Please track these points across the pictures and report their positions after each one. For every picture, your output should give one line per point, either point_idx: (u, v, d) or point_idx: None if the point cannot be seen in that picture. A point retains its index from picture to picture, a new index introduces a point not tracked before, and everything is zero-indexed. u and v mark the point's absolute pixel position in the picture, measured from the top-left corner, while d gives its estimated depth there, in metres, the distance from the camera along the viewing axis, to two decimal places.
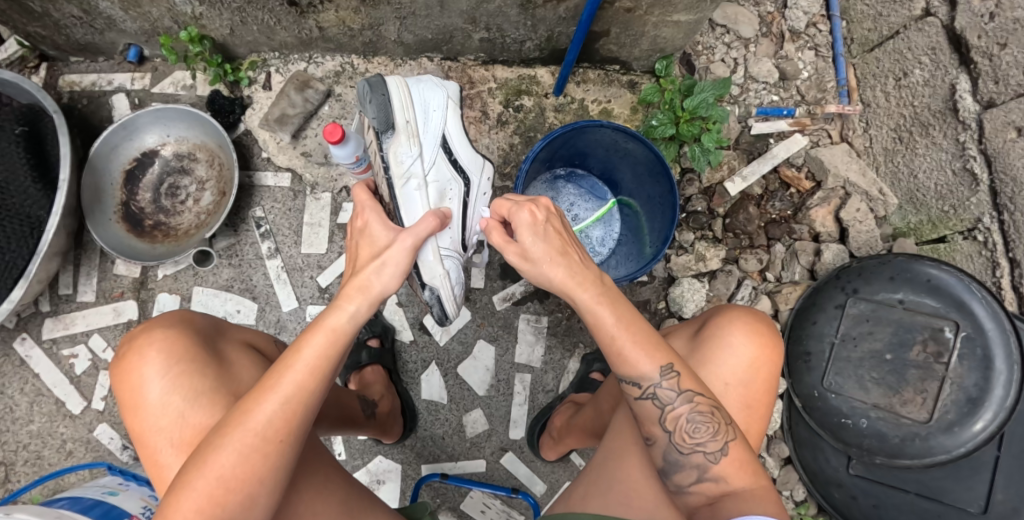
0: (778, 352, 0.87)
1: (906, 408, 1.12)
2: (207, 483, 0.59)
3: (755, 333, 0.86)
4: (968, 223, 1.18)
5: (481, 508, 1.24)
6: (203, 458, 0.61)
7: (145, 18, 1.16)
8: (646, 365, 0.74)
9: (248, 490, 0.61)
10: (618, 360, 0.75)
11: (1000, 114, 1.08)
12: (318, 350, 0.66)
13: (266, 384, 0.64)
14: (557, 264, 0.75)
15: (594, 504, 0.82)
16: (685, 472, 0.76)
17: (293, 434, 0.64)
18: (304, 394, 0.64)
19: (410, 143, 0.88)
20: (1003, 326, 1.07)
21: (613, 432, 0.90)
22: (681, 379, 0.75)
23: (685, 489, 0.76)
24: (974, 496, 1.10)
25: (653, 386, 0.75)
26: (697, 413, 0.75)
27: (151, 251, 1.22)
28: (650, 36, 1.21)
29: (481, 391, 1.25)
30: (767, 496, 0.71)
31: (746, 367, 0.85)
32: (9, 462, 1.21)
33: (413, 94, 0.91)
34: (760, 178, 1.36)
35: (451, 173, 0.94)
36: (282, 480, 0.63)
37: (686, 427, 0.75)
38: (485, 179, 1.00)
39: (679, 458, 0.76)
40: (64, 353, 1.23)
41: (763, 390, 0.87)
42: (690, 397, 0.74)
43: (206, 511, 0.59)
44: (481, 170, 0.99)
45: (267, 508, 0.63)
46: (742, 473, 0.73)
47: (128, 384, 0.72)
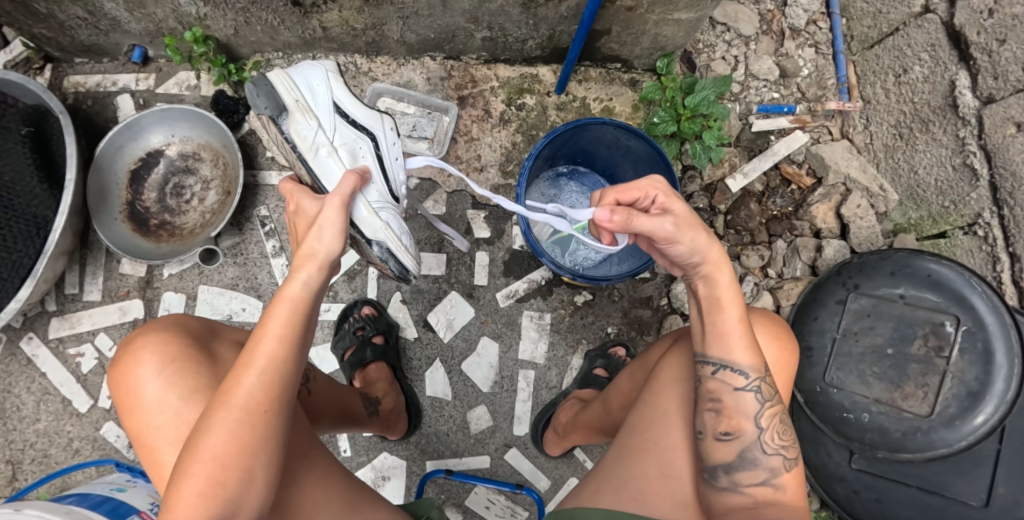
0: (795, 354, 0.87)
1: (907, 402, 1.13)
2: (203, 465, 0.62)
3: (776, 336, 0.86)
4: (968, 218, 1.19)
5: (485, 504, 1.24)
6: (195, 445, 0.64)
7: (149, 19, 1.17)
8: (745, 356, 0.75)
9: (244, 466, 0.64)
10: (720, 341, 0.75)
11: (999, 109, 1.09)
12: (286, 322, 0.68)
13: (244, 362, 0.67)
14: None
15: (610, 499, 0.78)
16: (756, 472, 0.74)
17: (276, 406, 0.67)
18: (280, 366, 0.68)
19: (302, 117, 0.83)
20: (1004, 320, 1.08)
21: (630, 428, 0.86)
22: (772, 382, 0.77)
23: (726, 489, 0.73)
24: (975, 490, 1.11)
25: (758, 379, 0.75)
26: (786, 416, 0.77)
27: (157, 250, 1.23)
28: (651, 34, 1.21)
29: (485, 388, 1.26)
30: (803, 502, 0.72)
31: (768, 367, 0.85)
32: (16, 461, 1.22)
33: (289, 70, 0.85)
34: (761, 174, 1.37)
35: (355, 134, 0.88)
36: (275, 454, 0.67)
37: (779, 427, 0.76)
38: (396, 128, 0.93)
39: (756, 457, 0.74)
40: (70, 352, 1.24)
41: (780, 391, 0.87)
42: (779, 400, 0.77)
43: (207, 491, 0.62)
44: (391, 120, 0.92)
45: (265, 483, 0.66)
46: (785, 476, 0.74)
47: (124, 387, 0.74)
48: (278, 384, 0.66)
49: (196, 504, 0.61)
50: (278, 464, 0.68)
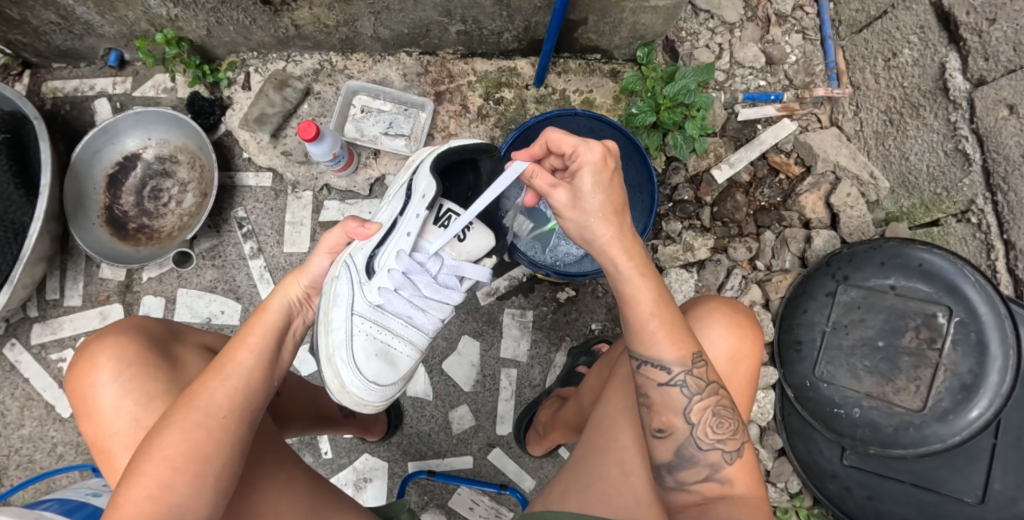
0: (758, 341, 0.85)
1: (899, 396, 1.09)
2: (155, 465, 0.61)
3: (734, 325, 0.83)
4: (962, 205, 1.15)
5: (469, 505, 1.23)
6: (149, 447, 0.63)
7: (122, 22, 1.16)
8: (672, 353, 0.74)
9: (197, 469, 0.62)
10: (643, 338, 0.75)
11: (991, 91, 1.04)
12: (261, 334, 0.74)
13: (213, 368, 0.69)
14: (606, 223, 0.75)
15: (574, 501, 0.79)
16: (694, 470, 0.74)
17: (238, 412, 0.68)
18: (248, 374, 0.70)
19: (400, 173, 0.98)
20: (998, 311, 1.03)
21: (593, 427, 0.87)
22: (709, 370, 0.75)
23: (682, 488, 0.74)
24: (971, 486, 1.07)
25: (682, 373, 0.74)
26: (720, 406, 0.75)
27: (135, 253, 1.23)
28: (629, 23, 1.19)
29: (467, 387, 1.24)
30: (762, 506, 0.72)
31: (727, 359, 0.83)
32: (1, 467, 1.22)
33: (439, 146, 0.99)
34: (748, 164, 1.33)
35: (402, 197, 0.90)
36: (233, 460, 0.65)
37: (710, 421, 0.74)
38: (422, 200, 0.86)
39: (693, 454, 0.74)
40: (52, 357, 1.24)
41: (744, 381, 0.85)
42: (715, 390, 0.75)
43: (154, 494, 0.60)
44: (422, 188, 0.86)
45: (218, 490, 0.64)
46: (746, 480, 0.74)
47: (81, 391, 0.71)
48: (240, 390, 0.68)
49: (142, 506, 0.59)
50: (236, 471, 0.66)
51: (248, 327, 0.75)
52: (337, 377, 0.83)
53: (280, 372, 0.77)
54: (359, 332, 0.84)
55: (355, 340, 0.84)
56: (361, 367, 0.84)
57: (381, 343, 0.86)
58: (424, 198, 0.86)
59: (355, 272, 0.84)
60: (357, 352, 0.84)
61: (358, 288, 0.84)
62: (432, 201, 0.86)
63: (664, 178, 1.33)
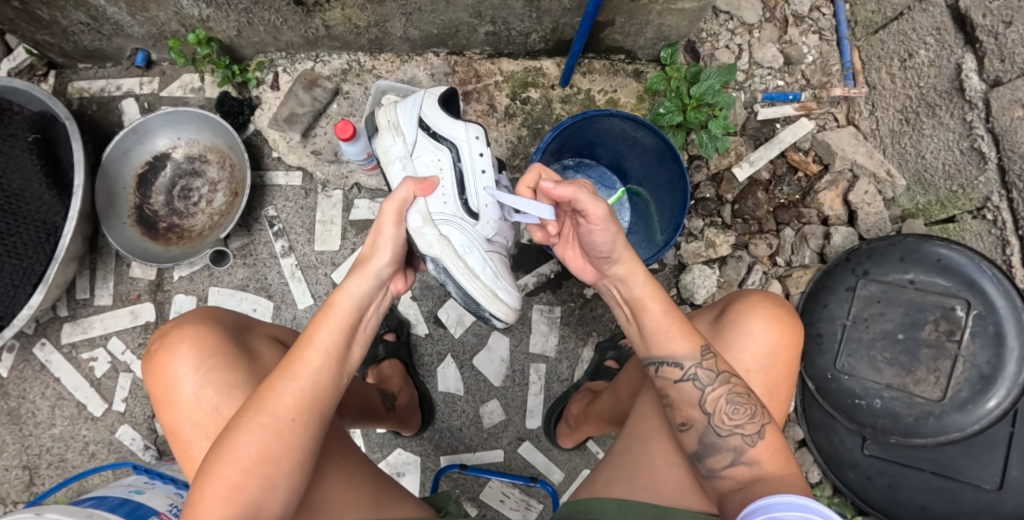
0: (799, 335, 0.87)
1: (919, 387, 1.13)
2: (228, 467, 0.63)
3: (774, 319, 0.86)
4: (977, 202, 1.19)
5: (500, 497, 1.25)
6: (224, 445, 0.65)
7: (152, 23, 1.17)
8: (684, 347, 0.78)
9: (267, 472, 0.64)
10: (661, 339, 0.79)
11: (1006, 92, 1.08)
12: (328, 333, 0.71)
13: (283, 368, 0.69)
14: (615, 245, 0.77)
15: (620, 489, 0.82)
16: (720, 455, 0.75)
17: (306, 414, 0.68)
18: (315, 375, 0.69)
19: (393, 136, 0.96)
20: (1015, 304, 1.08)
21: (636, 418, 0.90)
22: (719, 361, 0.77)
23: (716, 475, 0.75)
24: (989, 473, 1.11)
25: (693, 366, 0.77)
26: (735, 394, 0.76)
27: (166, 253, 1.23)
28: (655, 25, 1.21)
29: (497, 383, 1.26)
30: (797, 481, 0.71)
31: (768, 353, 0.85)
32: (33, 466, 1.23)
33: (399, 102, 0.99)
34: (768, 162, 1.37)
35: (435, 147, 0.95)
36: (300, 461, 0.67)
37: (726, 408, 0.76)
38: (476, 139, 0.96)
39: (715, 441, 0.76)
40: (83, 357, 1.24)
41: (784, 374, 0.87)
42: (726, 378, 0.77)
43: (230, 493, 0.63)
44: (470, 131, 0.96)
45: (287, 492, 0.66)
46: (774, 456, 0.74)
47: (160, 380, 0.73)
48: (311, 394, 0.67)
49: (218, 504, 0.62)
50: (303, 471, 0.68)
51: (316, 323, 0.72)
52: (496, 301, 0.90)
53: (350, 365, 0.75)
54: (494, 261, 0.92)
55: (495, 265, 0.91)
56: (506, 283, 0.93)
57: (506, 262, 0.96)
58: (479, 139, 0.96)
59: (462, 221, 0.91)
60: (502, 274, 0.92)
61: (470, 230, 0.92)
62: (484, 137, 0.97)
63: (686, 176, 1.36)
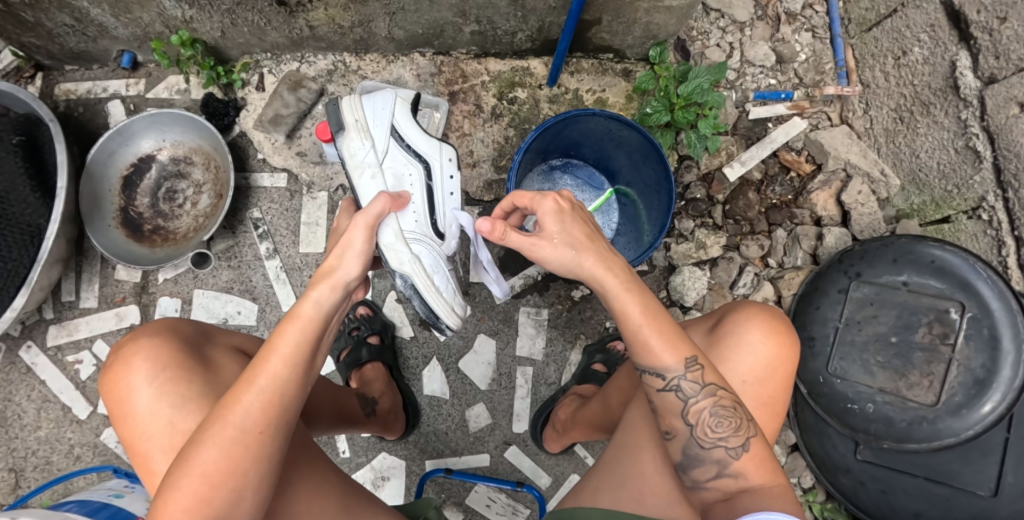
0: (795, 349, 0.86)
1: (912, 391, 1.10)
2: (192, 480, 0.62)
3: (773, 332, 0.85)
4: (972, 202, 1.16)
5: (486, 502, 1.24)
6: (187, 457, 0.63)
7: (136, 24, 1.16)
8: (669, 358, 0.73)
9: (233, 484, 0.63)
10: (643, 350, 0.74)
11: (1001, 89, 1.05)
12: (294, 342, 0.69)
13: (245, 380, 0.67)
14: (587, 253, 0.75)
15: (606, 498, 0.81)
16: (703, 467, 0.74)
17: (273, 425, 0.66)
18: (283, 385, 0.67)
19: (360, 136, 0.92)
20: (1010, 306, 1.05)
21: (625, 427, 0.88)
22: (705, 372, 0.74)
23: (702, 486, 0.75)
24: (984, 480, 1.09)
25: (678, 378, 0.73)
26: (719, 406, 0.74)
27: (151, 255, 1.23)
28: (642, 23, 1.19)
29: (484, 386, 1.25)
30: (785, 494, 0.70)
31: (763, 365, 0.84)
32: (18, 469, 1.22)
33: (367, 97, 0.95)
34: (760, 162, 1.34)
35: (407, 160, 0.95)
36: (268, 471, 0.66)
37: (708, 421, 0.74)
38: (449, 162, 0.98)
39: (699, 453, 0.74)
40: (68, 359, 1.24)
41: (778, 387, 0.86)
42: (713, 390, 0.74)
43: (194, 506, 0.61)
44: (445, 153, 0.98)
45: (254, 502, 0.65)
46: (759, 470, 0.72)
47: (116, 395, 0.74)
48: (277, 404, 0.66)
49: (182, 519, 0.61)
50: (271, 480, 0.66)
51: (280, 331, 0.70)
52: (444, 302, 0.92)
53: (315, 373, 0.73)
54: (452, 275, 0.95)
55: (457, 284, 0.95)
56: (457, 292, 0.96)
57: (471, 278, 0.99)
58: (451, 161, 0.98)
59: (431, 239, 0.93)
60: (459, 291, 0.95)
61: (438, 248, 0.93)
62: (456, 160, 0.99)
63: (676, 176, 1.34)
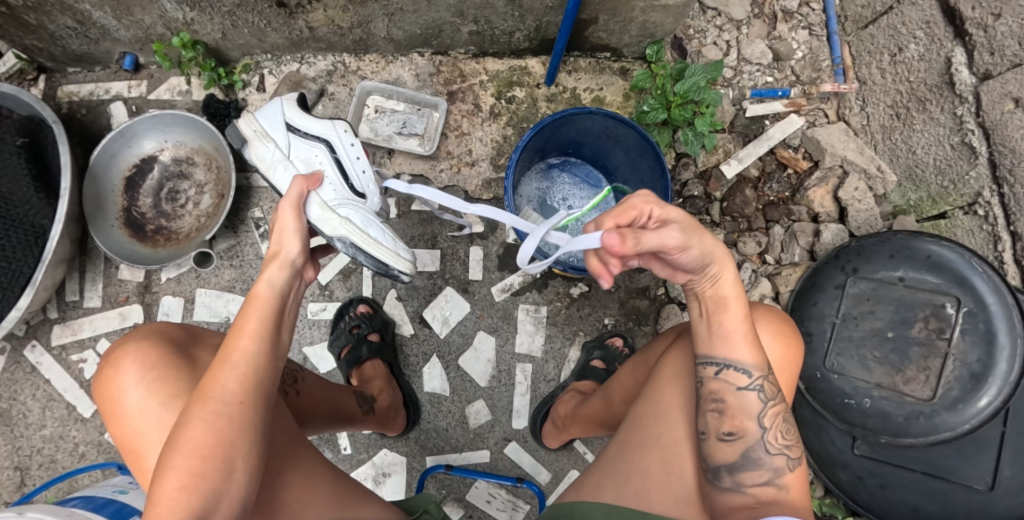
0: (800, 349, 0.86)
1: (909, 386, 1.11)
2: (183, 457, 0.62)
3: (781, 334, 0.85)
4: (968, 198, 1.17)
5: (487, 498, 1.25)
6: (173, 440, 0.64)
7: (137, 26, 1.18)
8: (750, 357, 0.75)
9: (224, 455, 0.64)
10: (722, 340, 0.75)
11: (996, 85, 1.06)
12: (261, 318, 0.73)
13: (220, 358, 0.70)
14: (729, 269, 0.73)
15: (611, 496, 0.79)
16: (755, 471, 0.74)
17: (251, 396, 0.69)
18: (255, 358, 0.70)
19: (263, 143, 0.95)
20: (1005, 301, 1.05)
21: (631, 425, 0.87)
22: (772, 377, 0.77)
23: (740, 489, 0.74)
24: (980, 474, 1.09)
25: (760, 378, 0.76)
26: (787, 413, 0.78)
27: (154, 255, 1.24)
28: (639, 22, 1.20)
29: (483, 383, 1.26)
30: (809, 514, 0.73)
31: (772, 366, 0.84)
32: (24, 467, 1.24)
33: (258, 110, 0.97)
34: (757, 159, 1.35)
35: (311, 146, 0.96)
36: (255, 443, 0.67)
37: (781, 426, 0.76)
38: (346, 132, 0.99)
39: (758, 457, 0.75)
40: (73, 358, 1.25)
41: (784, 389, 0.86)
42: (781, 397, 0.77)
43: (188, 483, 0.61)
44: (340, 126, 0.99)
45: (246, 478, 0.66)
46: (802, 486, 0.76)
47: (108, 395, 0.76)
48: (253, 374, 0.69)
49: (177, 498, 0.60)
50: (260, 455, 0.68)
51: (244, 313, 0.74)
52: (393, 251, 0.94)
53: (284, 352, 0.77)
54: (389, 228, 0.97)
55: (395, 232, 0.97)
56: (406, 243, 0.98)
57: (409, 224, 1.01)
58: (348, 132, 0.99)
59: (354, 201, 0.95)
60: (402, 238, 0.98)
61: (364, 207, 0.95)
62: (353, 130, 1.00)
63: (674, 174, 1.35)
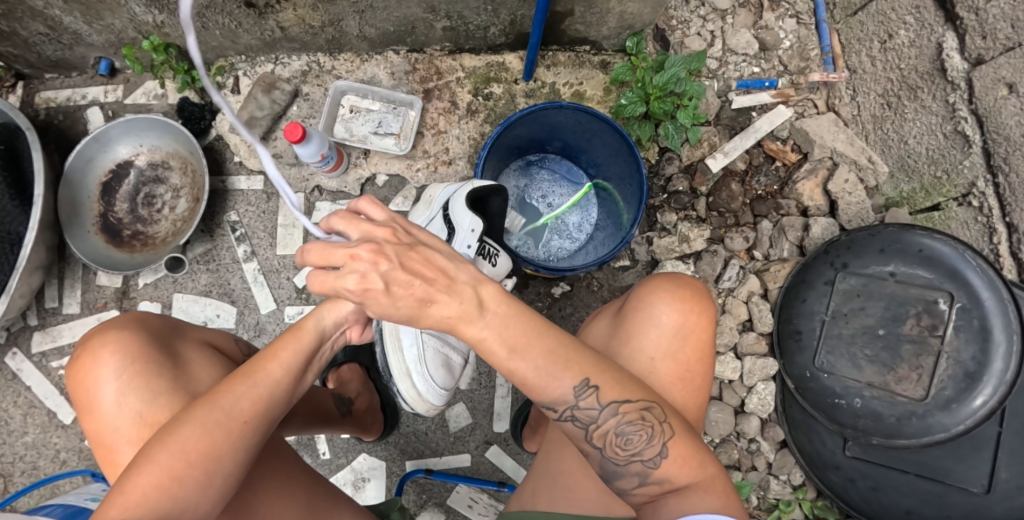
0: (705, 312, 0.84)
1: (901, 385, 1.06)
2: (168, 456, 0.62)
3: (678, 299, 0.83)
4: (962, 188, 1.12)
5: (468, 502, 1.23)
6: (166, 435, 0.64)
7: (109, 30, 1.17)
8: (567, 380, 0.65)
9: (207, 467, 0.63)
10: (529, 387, 0.66)
11: (989, 70, 1.01)
12: (294, 349, 0.73)
13: (245, 372, 0.70)
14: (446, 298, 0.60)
15: (544, 505, 0.79)
16: (626, 479, 0.70)
17: (258, 419, 0.68)
18: (275, 383, 0.70)
19: (425, 208, 1.05)
20: (1001, 295, 1.01)
21: (557, 424, 0.87)
22: (601, 393, 0.67)
23: (628, 493, 0.71)
24: (977, 476, 1.05)
25: (568, 409, 0.67)
26: (627, 422, 0.68)
27: (130, 260, 1.24)
28: (616, 13, 1.17)
29: (463, 385, 1.24)
30: (713, 489, 0.67)
31: (673, 334, 0.82)
32: (6, 474, 1.24)
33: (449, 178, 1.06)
34: (743, 153, 1.31)
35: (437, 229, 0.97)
36: (243, 464, 0.66)
37: (616, 441, 0.68)
38: (471, 233, 0.94)
39: (616, 468, 0.70)
40: (53, 365, 1.25)
41: (697, 356, 0.83)
42: (614, 411, 0.67)
43: (162, 485, 0.61)
44: (469, 223, 0.94)
45: (219, 494, 0.64)
46: (687, 467, 0.68)
47: (85, 385, 0.75)
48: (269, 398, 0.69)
49: (148, 495, 0.60)
50: (242, 472, 0.67)
51: (282, 340, 0.74)
52: (412, 388, 0.94)
53: (306, 384, 0.76)
54: (427, 351, 0.93)
55: (427, 360, 0.93)
56: (430, 374, 0.94)
57: (446, 363, 0.96)
58: (472, 232, 0.94)
59: None
60: (425, 367, 0.93)
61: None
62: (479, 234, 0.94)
63: (658, 169, 1.31)
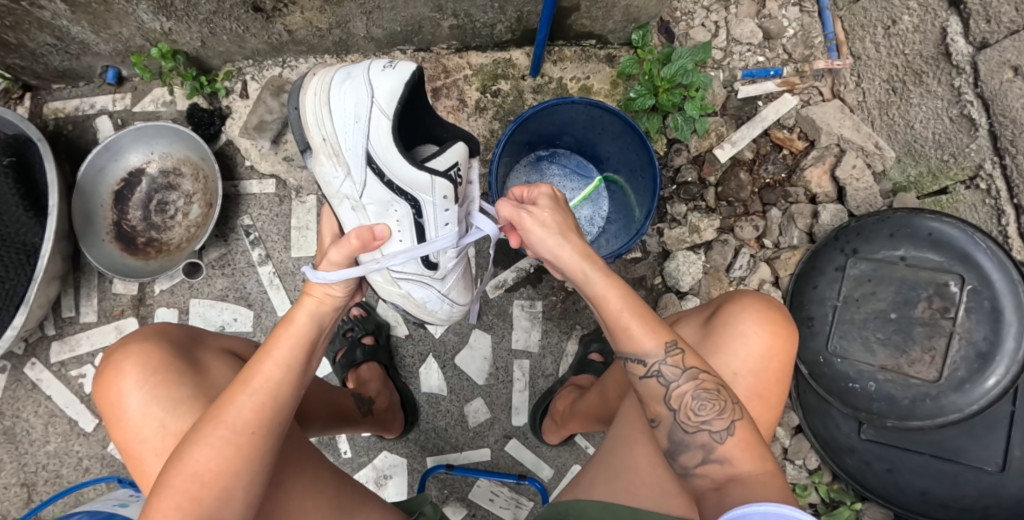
0: (791, 338, 0.85)
1: (914, 368, 1.08)
2: (184, 479, 0.62)
3: (768, 322, 0.84)
4: (970, 171, 1.13)
5: (490, 496, 1.25)
6: (181, 456, 0.64)
7: (116, 39, 1.17)
8: (649, 343, 0.74)
9: (225, 483, 0.63)
10: (624, 335, 0.75)
11: (994, 54, 1.02)
12: (289, 347, 0.71)
13: (240, 381, 0.68)
14: (571, 237, 0.77)
15: (600, 492, 0.79)
16: (691, 452, 0.72)
17: (266, 427, 0.67)
18: (275, 390, 0.69)
19: (333, 163, 0.81)
20: (1011, 277, 1.03)
21: (620, 420, 0.88)
22: (685, 357, 0.73)
23: (692, 473, 0.72)
24: (990, 455, 1.07)
25: (658, 363, 0.73)
26: (702, 390, 0.72)
27: (146, 267, 1.25)
28: (622, 6, 1.17)
29: (481, 381, 1.25)
30: (771, 481, 0.67)
31: (758, 357, 0.83)
32: (30, 483, 1.25)
33: (335, 105, 0.80)
34: (750, 142, 1.32)
35: (389, 195, 0.82)
36: (259, 472, 0.66)
37: (692, 405, 0.72)
38: (443, 198, 0.81)
39: (684, 438, 0.73)
40: (72, 373, 1.26)
41: (774, 380, 0.85)
42: (694, 374, 0.73)
43: (186, 508, 0.61)
44: (439, 191, 0.80)
45: (244, 506, 0.65)
46: (747, 453, 0.70)
47: (109, 400, 0.76)
48: (272, 408, 0.68)
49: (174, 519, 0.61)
50: (262, 481, 0.67)
51: (275, 336, 0.72)
52: (451, 313, 1.00)
53: (309, 380, 0.75)
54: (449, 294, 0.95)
55: (448, 294, 0.95)
56: (461, 299, 0.99)
57: (469, 276, 0.99)
58: (446, 198, 0.81)
59: (417, 271, 0.88)
60: (459, 301, 0.98)
61: (432, 285, 0.91)
62: (452, 193, 0.81)
63: (667, 160, 1.32)
